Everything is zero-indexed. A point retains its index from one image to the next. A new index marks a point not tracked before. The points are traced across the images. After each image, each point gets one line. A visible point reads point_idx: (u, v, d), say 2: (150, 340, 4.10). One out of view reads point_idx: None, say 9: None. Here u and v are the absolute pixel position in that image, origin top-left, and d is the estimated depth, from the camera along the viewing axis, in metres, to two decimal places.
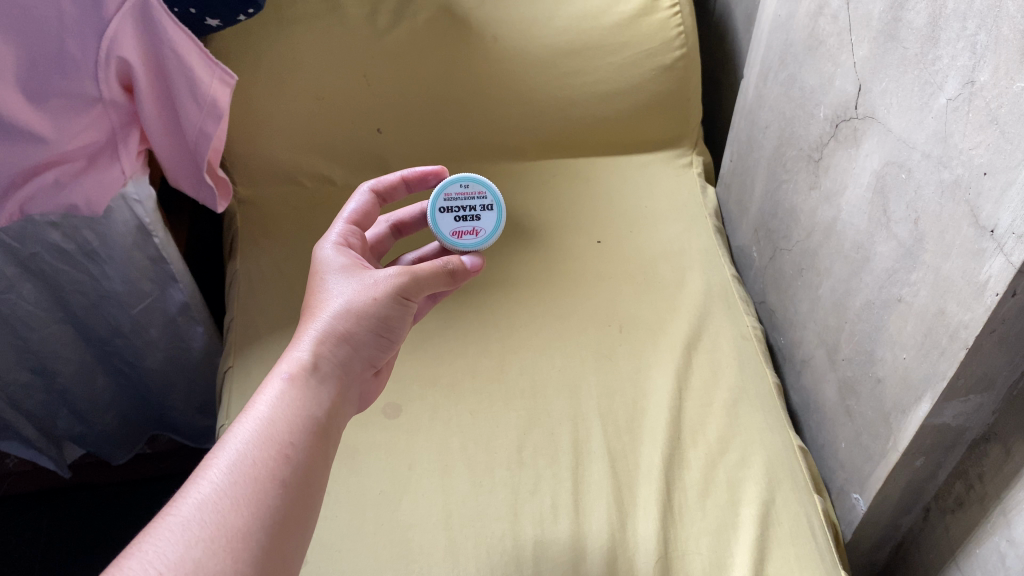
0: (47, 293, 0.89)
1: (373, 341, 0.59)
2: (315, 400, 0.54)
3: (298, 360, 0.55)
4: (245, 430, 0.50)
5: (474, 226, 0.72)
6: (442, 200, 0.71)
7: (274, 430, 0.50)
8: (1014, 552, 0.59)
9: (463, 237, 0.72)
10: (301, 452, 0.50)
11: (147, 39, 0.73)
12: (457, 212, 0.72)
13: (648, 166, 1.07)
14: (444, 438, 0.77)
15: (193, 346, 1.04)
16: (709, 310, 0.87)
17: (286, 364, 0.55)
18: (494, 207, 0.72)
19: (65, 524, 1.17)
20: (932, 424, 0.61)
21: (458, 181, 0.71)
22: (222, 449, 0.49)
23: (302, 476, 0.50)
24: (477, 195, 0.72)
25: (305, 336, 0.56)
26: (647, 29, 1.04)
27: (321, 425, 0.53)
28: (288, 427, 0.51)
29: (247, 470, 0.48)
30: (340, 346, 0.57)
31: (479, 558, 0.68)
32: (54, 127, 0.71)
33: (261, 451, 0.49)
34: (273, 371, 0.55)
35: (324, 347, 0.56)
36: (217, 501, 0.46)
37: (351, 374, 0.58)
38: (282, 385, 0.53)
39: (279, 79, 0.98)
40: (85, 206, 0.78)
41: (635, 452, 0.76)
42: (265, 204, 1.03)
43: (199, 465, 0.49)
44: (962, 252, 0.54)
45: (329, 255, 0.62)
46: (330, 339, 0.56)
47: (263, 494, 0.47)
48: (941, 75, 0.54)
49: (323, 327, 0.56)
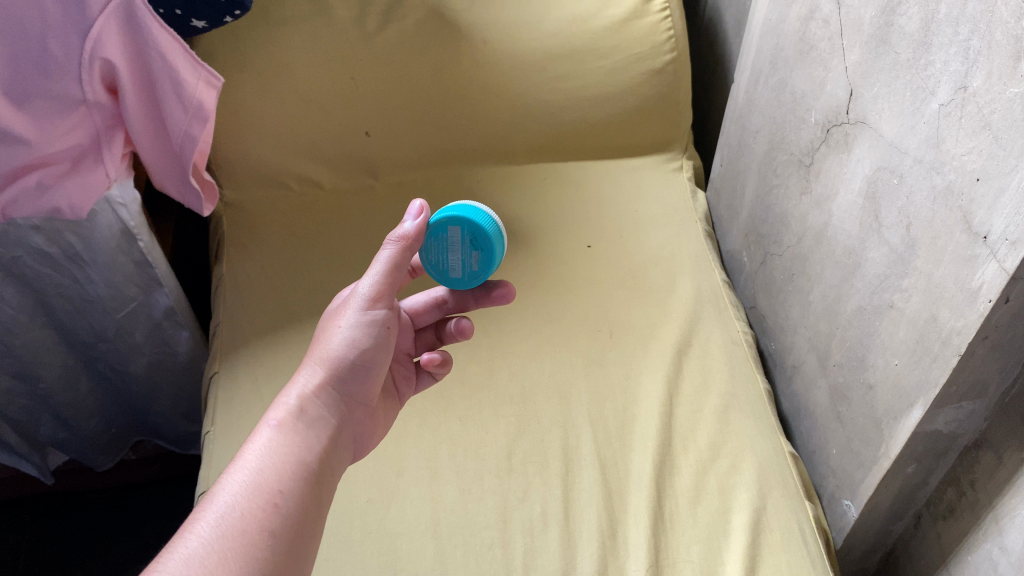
0: (30, 297, 0.88)
1: (363, 379, 0.58)
2: (303, 445, 0.52)
3: (288, 405, 0.54)
4: (235, 481, 0.49)
5: None
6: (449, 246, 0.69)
7: (263, 479, 0.49)
8: (1007, 559, 0.59)
9: None
10: (292, 501, 0.49)
11: (132, 40, 0.72)
12: None
13: (639, 170, 1.06)
14: (432, 445, 0.76)
15: (178, 352, 1.02)
16: (700, 315, 0.87)
17: (274, 412, 0.54)
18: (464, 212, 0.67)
19: (47, 533, 1.15)
20: (924, 431, 0.60)
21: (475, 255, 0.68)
22: (210, 501, 0.48)
23: (295, 525, 0.48)
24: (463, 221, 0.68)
25: (293, 383, 0.55)
26: (636, 33, 1.04)
27: (312, 470, 0.52)
28: (277, 474, 0.50)
29: (235, 521, 0.46)
30: (327, 388, 0.56)
31: (467, 566, 0.67)
32: (36, 129, 0.70)
33: (250, 500, 0.48)
34: (264, 419, 0.54)
35: (311, 390, 0.55)
36: (205, 555, 0.44)
37: (341, 416, 0.56)
38: (271, 432, 0.52)
39: (266, 82, 0.97)
40: (67, 210, 0.77)
41: (625, 460, 0.75)
42: (252, 207, 1.02)
43: (188, 519, 0.47)
44: (954, 259, 0.53)
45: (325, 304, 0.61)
46: (317, 382, 0.55)
47: (253, 546, 0.45)
48: (933, 80, 0.54)
49: (312, 371, 0.56)
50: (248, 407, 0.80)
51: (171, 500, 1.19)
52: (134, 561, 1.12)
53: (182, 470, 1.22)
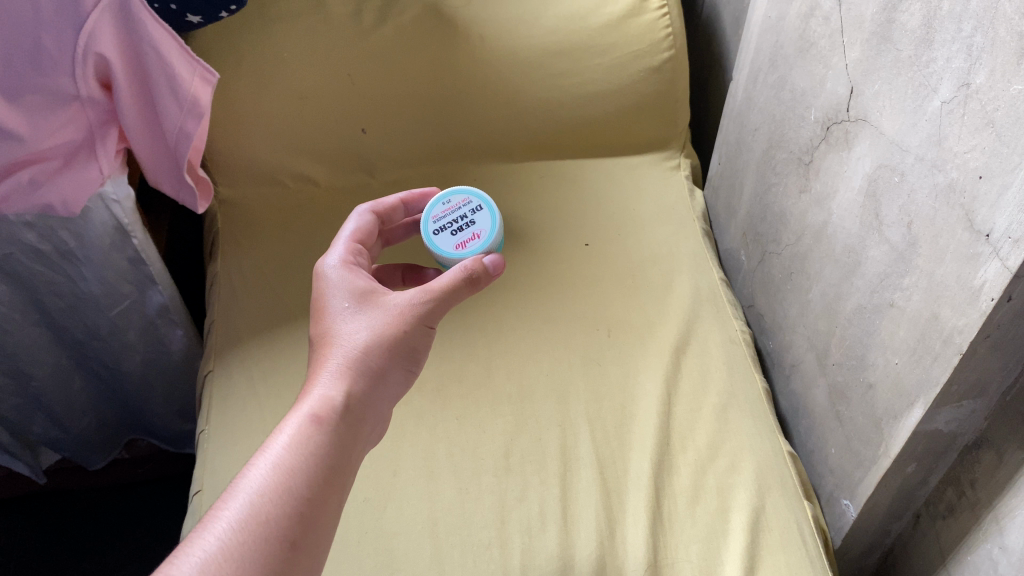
0: (22, 294, 0.87)
1: (397, 378, 0.57)
2: (335, 443, 0.51)
3: (324, 398, 0.52)
4: (262, 479, 0.47)
5: (473, 231, 0.71)
6: (432, 223, 0.70)
7: (291, 478, 0.48)
8: (1007, 559, 0.59)
9: (468, 245, 0.70)
10: (317, 505, 0.48)
11: (126, 35, 0.71)
12: (451, 227, 0.70)
13: (637, 168, 1.06)
14: (429, 444, 0.75)
15: (172, 350, 1.01)
16: (698, 314, 0.87)
17: (307, 404, 0.52)
18: (484, 208, 0.71)
19: (39, 533, 1.14)
20: (924, 430, 0.60)
21: (439, 200, 0.71)
22: (233, 498, 0.46)
23: (314, 531, 0.47)
24: (462, 204, 0.71)
25: (328, 374, 0.54)
26: (634, 30, 1.03)
27: (339, 471, 0.51)
28: (306, 475, 0.48)
29: (259, 525, 0.45)
30: (362, 383, 0.54)
31: (465, 566, 0.67)
32: (29, 125, 0.69)
33: (277, 503, 0.46)
34: (295, 408, 0.52)
35: (347, 385, 0.53)
36: (227, 559, 0.43)
37: (371, 414, 0.55)
38: (303, 425, 0.50)
39: (261, 78, 0.96)
40: (60, 207, 0.76)
41: (623, 459, 0.75)
42: (247, 205, 1.01)
43: (208, 515, 0.46)
44: (956, 257, 0.53)
45: (347, 278, 0.59)
46: (354, 377, 0.54)
47: (272, 553, 0.44)
48: (936, 77, 0.54)
49: (347, 365, 0.54)
50: (243, 406, 0.79)
51: (165, 500, 1.18)
52: (128, 561, 1.11)
53: (176, 469, 1.21)
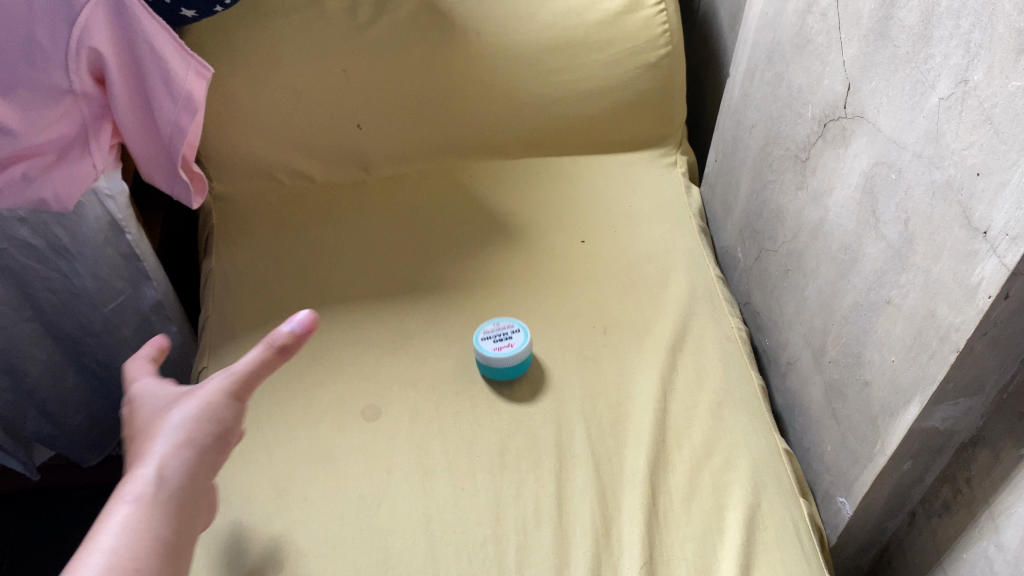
0: (16, 291, 0.86)
1: (216, 456, 0.56)
2: (162, 524, 0.49)
3: (142, 481, 0.51)
4: (93, 566, 0.45)
5: (509, 342, 0.80)
6: (481, 331, 0.82)
7: (123, 562, 0.46)
8: (1003, 557, 0.59)
9: (502, 349, 0.79)
10: None
11: (120, 29, 0.70)
12: (494, 337, 0.81)
13: (633, 165, 1.05)
14: (424, 441, 0.75)
15: (166, 346, 1.00)
16: (693, 311, 0.86)
17: (128, 487, 0.51)
18: (522, 331, 0.82)
19: (31, 530, 1.13)
20: (920, 428, 0.60)
21: (490, 321, 0.84)
22: None
23: None
24: (507, 326, 0.83)
25: (149, 457, 0.53)
26: (630, 27, 1.03)
27: (170, 554, 0.49)
28: (136, 557, 0.46)
29: None
30: (182, 460, 0.53)
31: (460, 564, 0.66)
32: (22, 120, 0.69)
33: None
34: (115, 496, 0.51)
35: (166, 461, 0.53)
36: None
37: (199, 492, 0.54)
38: (133, 510, 0.49)
39: (257, 73, 0.96)
40: (53, 202, 0.75)
41: (619, 457, 0.74)
42: (241, 201, 1.00)
43: None
44: (953, 255, 0.53)
45: (152, 389, 0.60)
46: (178, 456, 0.53)
47: None
48: (933, 73, 0.53)
49: (169, 447, 0.53)
50: None
51: None
52: None
53: None
